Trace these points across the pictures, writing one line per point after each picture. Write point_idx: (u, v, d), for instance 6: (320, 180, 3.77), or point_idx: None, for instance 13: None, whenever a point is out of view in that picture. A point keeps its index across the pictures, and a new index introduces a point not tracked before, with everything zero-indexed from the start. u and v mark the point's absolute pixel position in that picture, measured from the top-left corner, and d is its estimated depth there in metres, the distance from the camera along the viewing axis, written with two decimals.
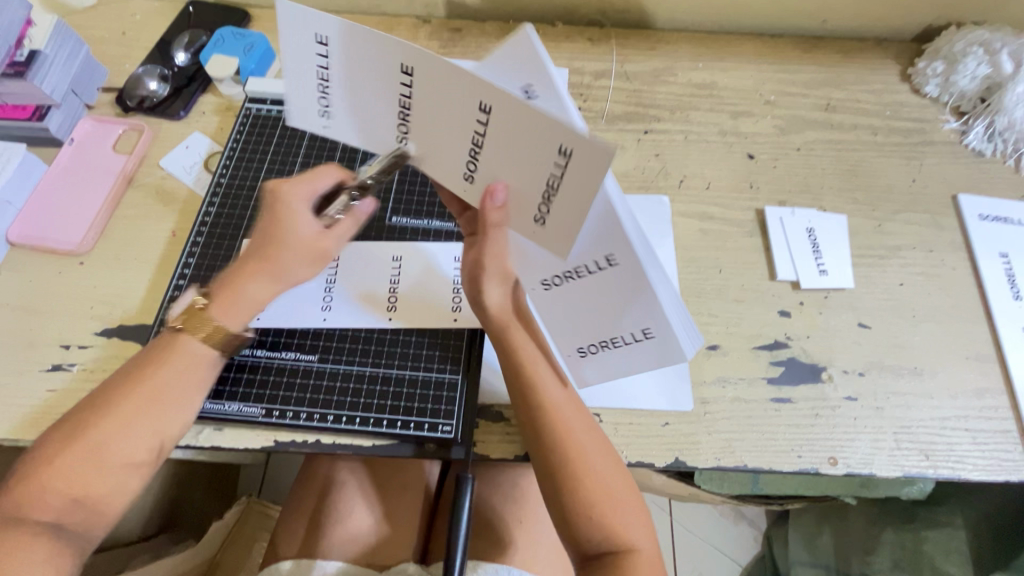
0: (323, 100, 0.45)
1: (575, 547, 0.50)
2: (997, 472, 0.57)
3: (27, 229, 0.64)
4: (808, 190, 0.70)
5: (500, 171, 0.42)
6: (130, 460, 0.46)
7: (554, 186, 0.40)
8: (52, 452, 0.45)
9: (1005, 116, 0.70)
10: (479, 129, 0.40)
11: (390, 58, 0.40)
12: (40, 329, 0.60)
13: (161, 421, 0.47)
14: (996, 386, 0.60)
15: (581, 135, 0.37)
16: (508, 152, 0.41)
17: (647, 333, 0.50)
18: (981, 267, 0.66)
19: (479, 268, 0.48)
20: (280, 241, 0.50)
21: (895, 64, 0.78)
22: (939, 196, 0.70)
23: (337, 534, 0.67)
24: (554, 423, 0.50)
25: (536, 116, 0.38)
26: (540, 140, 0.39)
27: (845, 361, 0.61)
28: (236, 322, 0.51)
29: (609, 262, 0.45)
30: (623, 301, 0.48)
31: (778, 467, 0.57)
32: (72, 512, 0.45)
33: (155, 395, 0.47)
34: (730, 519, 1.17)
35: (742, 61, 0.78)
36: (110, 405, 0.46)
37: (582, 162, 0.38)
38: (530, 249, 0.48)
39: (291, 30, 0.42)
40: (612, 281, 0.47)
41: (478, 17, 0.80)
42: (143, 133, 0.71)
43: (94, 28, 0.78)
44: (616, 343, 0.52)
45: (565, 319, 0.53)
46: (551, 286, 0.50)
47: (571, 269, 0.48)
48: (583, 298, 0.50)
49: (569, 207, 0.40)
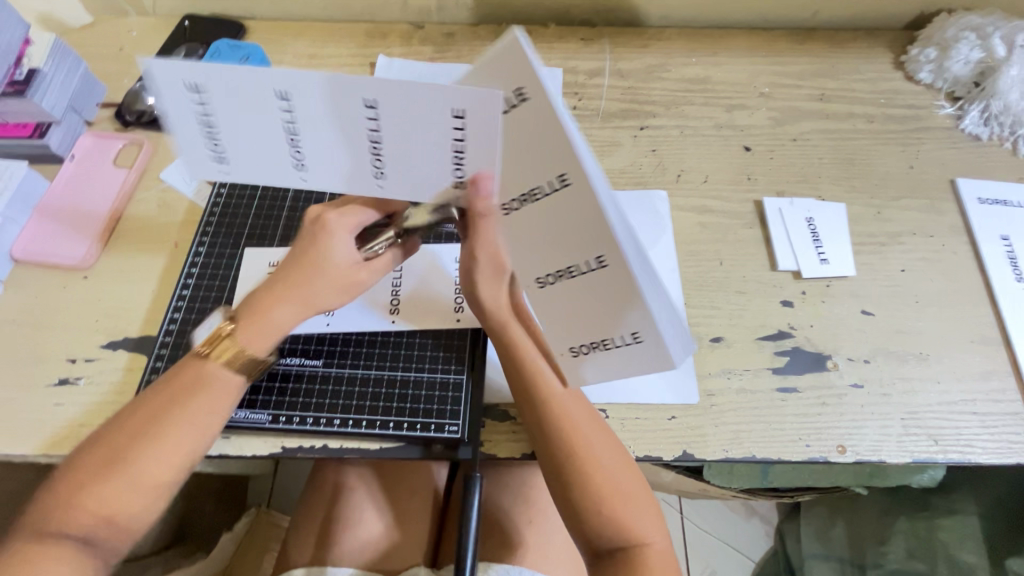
0: (213, 146, 0.41)
1: (586, 543, 0.50)
2: (1008, 455, 0.56)
3: (31, 245, 0.65)
4: (806, 179, 0.70)
5: (484, 163, 0.40)
6: (156, 479, 0.46)
7: (461, 150, 0.39)
8: (82, 473, 0.45)
9: (999, 100, 0.70)
10: (457, 136, 0.38)
11: (260, 87, 0.38)
12: (47, 344, 0.61)
13: (189, 442, 0.48)
14: (1002, 368, 0.60)
15: (581, 168, 0.38)
16: (494, 150, 0.39)
17: (636, 337, 0.45)
18: (981, 250, 0.66)
19: (474, 269, 0.48)
20: (316, 269, 0.50)
21: (888, 52, 0.78)
22: (937, 180, 0.70)
23: (348, 540, 0.67)
24: (560, 419, 0.50)
25: (544, 128, 0.37)
26: (427, 110, 0.37)
27: (849, 349, 0.61)
28: (260, 347, 0.50)
29: (601, 262, 0.41)
30: (583, 236, 0.41)
31: (787, 457, 0.57)
32: (100, 532, 0.45)
33: (177, 420, 0.47)
34: (741, 514, 1.16)
35: (736, 55, 0.78)
36: (138, 428, 0.47)
37: (476, 119, 0.37)
38: (525, 240, 0.43)
39: (156, 84, 0.38)
40: (569, 206, 0.40)
41: (470, 22, 0.81)
42: (143, 147, 0.71)
43: (90, 44, 0.79)
44: (606, 346, 0.47)
45: (559, 318, 0.47)
46: (546, 284, 0.45)
47: (563, 267, 0.43)
48: (575, 299, 0.45)
49: (482, 157, 0.39)
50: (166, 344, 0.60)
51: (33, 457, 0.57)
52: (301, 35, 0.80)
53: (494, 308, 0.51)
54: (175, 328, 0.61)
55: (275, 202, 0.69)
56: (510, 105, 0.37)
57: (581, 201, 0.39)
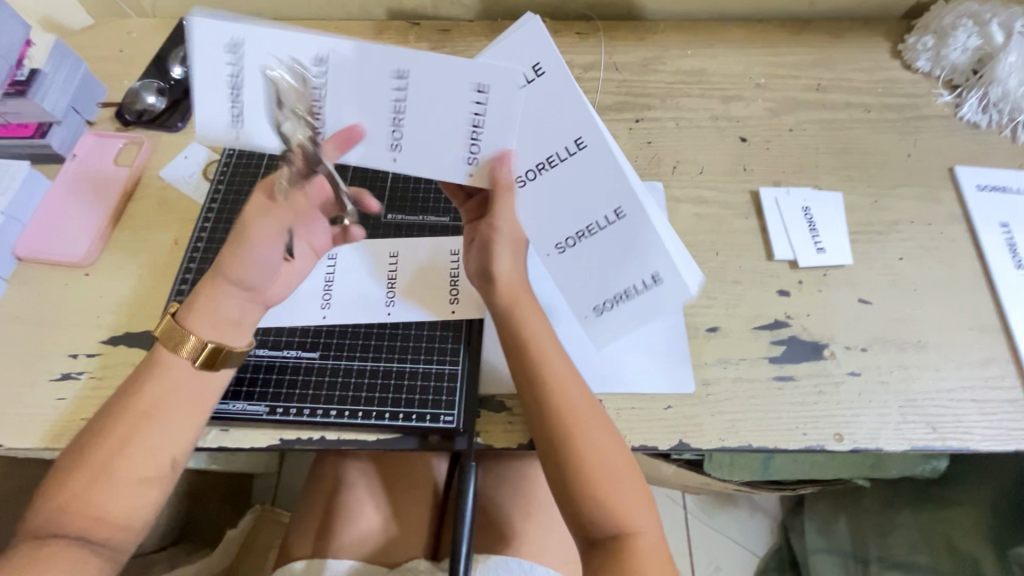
0: (234, 109, 0.46)
1: (579, 531, 0.49)
2: (1007, 442, 0.56)
3: (32, 243, 0.66)
4: (802, 169, 0.70)
5: (503, 139, 0.47)
6: (145, 473, 0.47)
7: (479, 123, 0.46)
8: (69, 479, 0.46)
9: (999, 87, 0.69)
10: (478, 111, 0.46)
11: (292, 46, 0.44)
12: (50, 340, 0.62)
13: (172, 434, 0.48)
14: (1002, 355, 0.60)
15: (596, 132, 0.50)
16: (512, 124, 0.46)
17: (656, 277, 0.55)
18: (980, 237, 0.65)
19: (492, 240, 0.52)
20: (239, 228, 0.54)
21: (885, 41, 0.78)
22: (936, 169, 0.69)
23: (347, 533, 0.67)
24: (558, 400, 0.51)
25: (563, 98, 0.49)
26: (455, 85, 0.45)
27: (847, 337, 0.61)
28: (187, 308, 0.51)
29: (618, 213, 0.53)
30: (601, 190, 0.52)
31: (784, 446, 0.56)
32: (98, 531, 0.45)
33: (156, 415, 0.48)
34: (745, 510, 1.16)
35: (732, 47, 0.78)
36: (120, 429, 0.47)
37: (498, 94, 0.45)
38: (546, 209, 0.53)
39: (197, 34, 0.44)
40: (584, 168, 0.51)
41: (465, 18, 0.81)
42: (143, 146, 0.72)
43: (91, 46, 0.80)
44: (630, 294, 0.57)
45: (574, 280, 0.56)
46: (565, 249, 0.55)
47: (582, 228, 0.54)
48: (597, 253, 0.55)
49: (500, 132, 0.47)
50: None
51: (36, 451, 0.58)
52: None
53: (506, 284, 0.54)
54: None
55: None
56: (529, 82, 0.48)
57: (595, 159, 0.51)
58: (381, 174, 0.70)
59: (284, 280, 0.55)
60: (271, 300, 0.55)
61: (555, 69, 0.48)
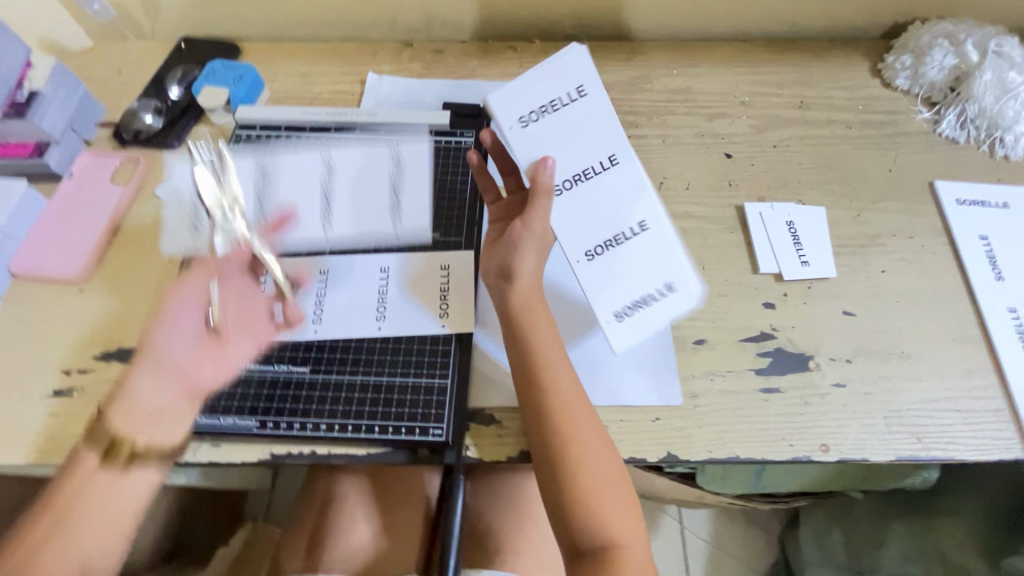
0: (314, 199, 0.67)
1: (566, 541, 0.50)
2: (990, 451, 0.57)
3: (28, 261, 0.67)
4: (786, 185, 0.71)
5: (553, 144, 0.54)
6: (86, 546, 0.52)
7: (533, 118, 0.54)
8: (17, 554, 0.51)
9: (975, 104, 0.72)
10: (536, 112, 0.54)
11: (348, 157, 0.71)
12: (43, 355, 0.62)
13: (103, 511, 0.53)
14: (984, 366, 0.61)
15: (627, 150, 0.54)
16: (561, 126, 0.54)
17: (670, 286, 0.54)
18: (960, 249, 0.67)
19: (522, 237, 0.53)
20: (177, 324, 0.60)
21: (866, 60, 0.80)
22: (916, 183, 0.71)
23: (338, 547, 0.67)
24: (557, 409, 0.51)
25: (603, 122, 0.54)
26: (526, 86, 0.54)
27: (832, 349, 0.62)
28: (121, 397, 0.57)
29: (642, 226, 0.54)
30: (625, 202, 0.54)
31: (771, 457, 0.57)
32: None
33: (88, 493, 0.53)
34: (741, 524, 1.15)
35: (716, 66, 0.80)
36: (56, 510, 0.52)
37: (558, 97, 0.54)
38: (575, 217, 0.54)
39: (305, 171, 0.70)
40: (615, 182, 0.54)
41: (457, 39, 0.83)
42: (139, 164, 0.73)
43: (90, 67, 0.82)
44: (647, 302, 0.54)
45: (600, 290, 0.54)
46: (592, 257, 0.54)
47: (609, 238, 0.54)
48: (624, 263, 0.54)
49: (549, 129, 0.54)
50: None
51: (27, 466, 0.58)
52: (294, 54, 0.83)
53: (518, 291, 0.54)
54: None
55: None
56: (572, 100, 0.54)
57: (625, 175, 0.54)
58: None
59: (203, 365, 0.57)
60: (196, 389, 0.57)
61: (597, 93, 0.54)
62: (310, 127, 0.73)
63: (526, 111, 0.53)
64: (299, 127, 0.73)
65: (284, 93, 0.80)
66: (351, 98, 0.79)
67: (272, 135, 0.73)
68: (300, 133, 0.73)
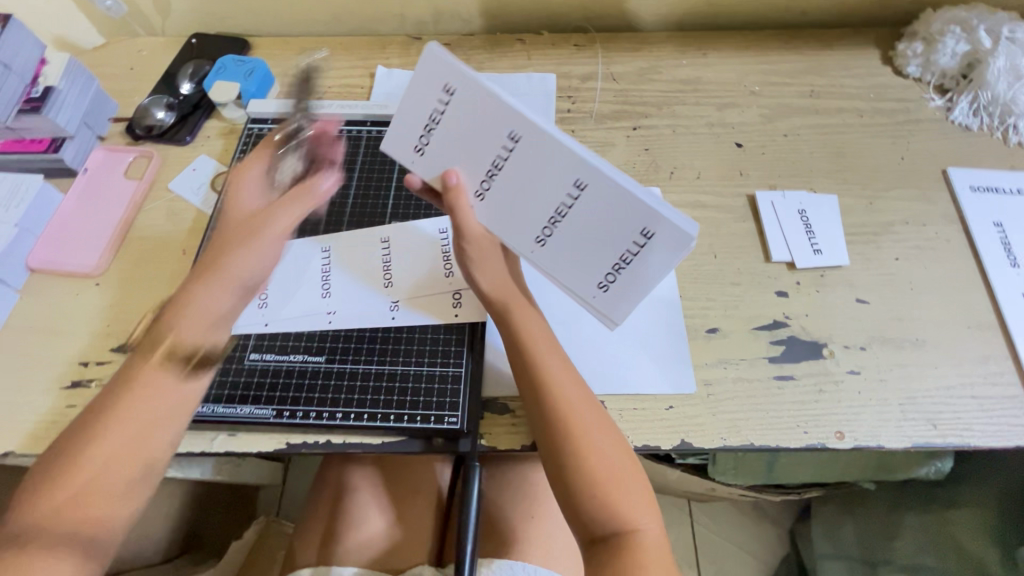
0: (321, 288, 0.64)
1: (581, 530, 0.49)
2: (1008, 438, 0.56)
3: (45, 255, 0.67)
4: (798, 174, 0.71)
5: (452, 159, 0.49)
6: (116, 484, 0.42)
7: (426, 142, 0.49)
8: (44, 491, 0.42)
9: (987, 91, 0.71)
10: (423, 136, 0.49)
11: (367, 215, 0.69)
12: (61, 348, 0.63)
13: (148, 441, 0.44)
14: (999, 351, 0.60)
15: (524, 120, 0.45)
16: (451, 136, 0.48)
17: (644, 233, 0.46)
18: (974, 236, 0.66)
19: (466, 256, 0.53)
20: (229, 231, 0.52)
21: (877, 48, 0.79)
22: (929, 171, 0.71)
23: (352, 539, 0.68)
24: (553, 392, 0.52)
25: (485, 105, 0.45)
26: (408, 115, 0.48)
27: (845, 337, 0.62)
28: (189, 333, 0.46)
29: (579, 187, 0.46)
30: (548, 167, 0.46)
31: (785, 444, 0.57)
32: (81, 535, 0.42)
33: (132, 415, 0.44)
34: (751, 517, 1.15)
35: (725, 55, 0.80)
36: (104, 434, 0.43)
37: (430, 102, 0.47)
38: (510, 209, 0.49)
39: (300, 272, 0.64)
40: (530, 160, 0.46)
41: (465, 31, 0.84)
42: (152, 160, 0.74)
43: (103, 64, 0.83)
44: (626, 263, 0.48)
45: (567, 272, 0.50)
46: (545, 240, 0.49)
47: (553, 213, 0.48)
48: (579, 234, 0.48)
49: (445, 138, 0.48)
50: None
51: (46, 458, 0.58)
52: (304, 49, 0.83)
53: (493, 291, 0.54)
54: None
55: None
56: (446, 105, 0.47)
57: (534, 146, 0.46)
58: (385, 183, 0.71)
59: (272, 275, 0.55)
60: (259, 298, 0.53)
61: (462, 80, 0.45)
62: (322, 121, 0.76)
63: (417, 139, 0.49)
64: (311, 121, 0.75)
65: (294, 88, 0.80)
66: (361, 91, 0.80)
67: None
68: None
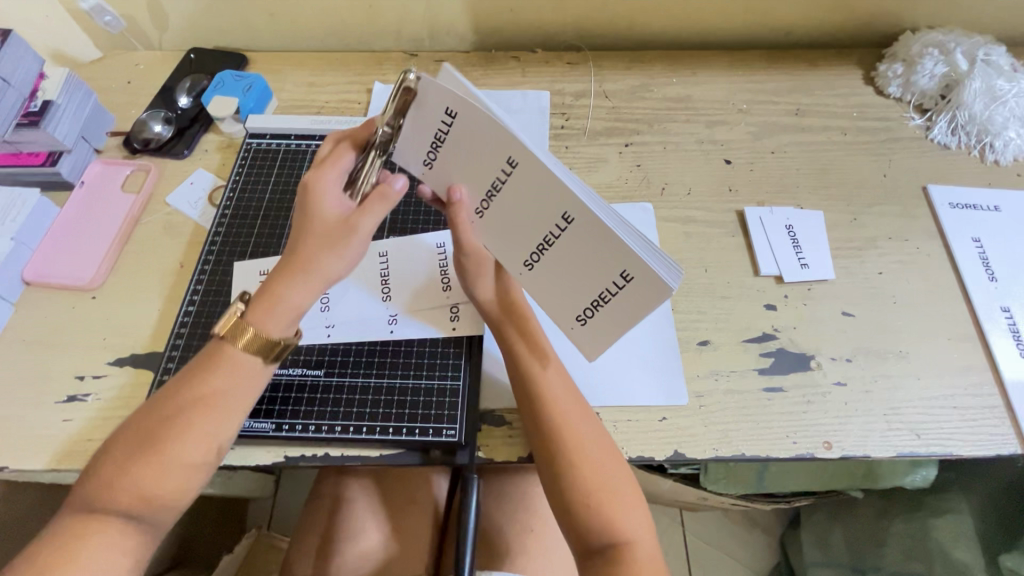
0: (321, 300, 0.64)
1: (578, 543, 0.50)
2: (987, 448, 0.58)
3: (41, 268, 0.67)
4: (785, 190, 0.73)
5: (454, 175, 0.48)
6: (191, 459, 0.45)
7: (431, 156, 0.47)
8: (120, 452, 0.44)
9: (964, 111, 0.74)
10: (429, 150, 0.47)
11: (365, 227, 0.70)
12: (57, 361, 0.63)
13: (224, 424, 0.46)
14: (979, 363, 0.62)
15: (523, 147, 0.43)
16: (455, 153, 0.46)
17: (623, 275, 0.46)
18: (954, 251, 0.69)
19: (463, 268, 0.54)
20: (309, 229, 0.48)
21: (859, 68, 0.82)
22: (910, 188, 0.73)
23: (347, 550, 0.68)
24: (549, 406, 0.53)
25: (488, 129, 0.43)
26: (416, 127, 0.46)
27: (832, 349, 0.64)
28: (275, 330, 0.48)
29: (568, 220, 0.46)
30: (540, 199, 0.45)
31: (775, 454, 0.58)
32: (140, 508, 0.43)
33: (210, 400, 0.46)
34: (742, 526, 1.16)
35: (714, 74, 0.82)
36: (174, 412, 0.45)
37: (434, 118, 0.45)
38: (502, 231, 0.49)
39: None
40: (526, 187, 0.45)
41: (460, 48, 0.85)
42: (149, 173, 0.74)
43: (100, 78, 0.83)
44: (605, 300, 0.49)
45: (555, 295, 0.51)
46: (533, 264, 0.50)
47: (541, 241, 0.48)
48: (565, 264, 0.48)
49: (450, 154, 0.46)
50: (173, 357, 0.62)
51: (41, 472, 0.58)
52: (301, 64, 0.84)
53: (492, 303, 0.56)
54: (181, 344, 0.63)
55: (277, 220, 0.70)
56: (449, 124, 0.45)
57: (529, 177, 0.45)
58: None
59: None
60: None
61: (467, 102, 0.43)
62: (320, 137, 0.76)
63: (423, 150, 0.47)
64: (310, 136, 0.76)
65: (291, 102, 0.81)
66: (358, 107, 0.81)
67: (283, 143, 0.76)
68: (311, 142, 0.76)
